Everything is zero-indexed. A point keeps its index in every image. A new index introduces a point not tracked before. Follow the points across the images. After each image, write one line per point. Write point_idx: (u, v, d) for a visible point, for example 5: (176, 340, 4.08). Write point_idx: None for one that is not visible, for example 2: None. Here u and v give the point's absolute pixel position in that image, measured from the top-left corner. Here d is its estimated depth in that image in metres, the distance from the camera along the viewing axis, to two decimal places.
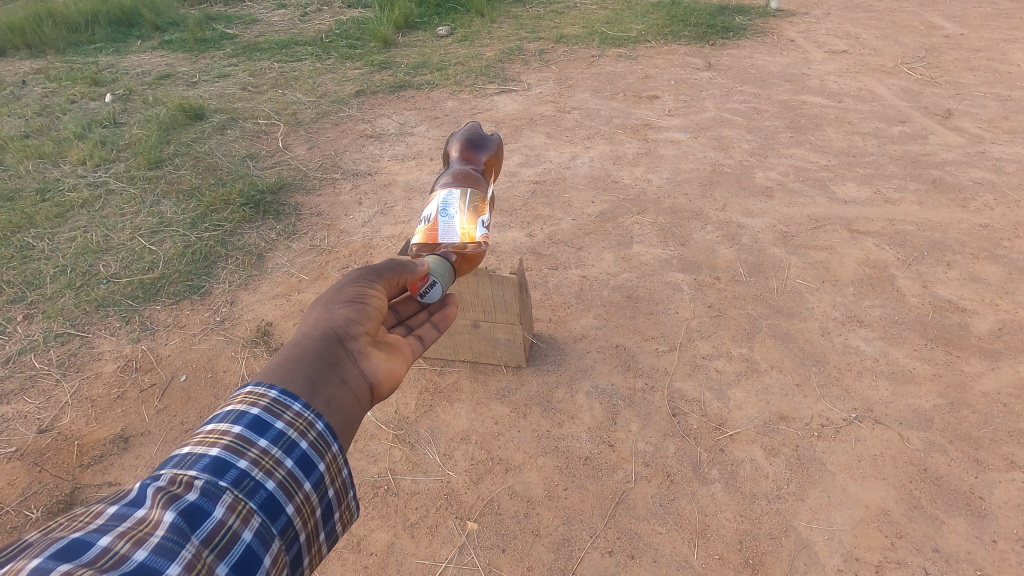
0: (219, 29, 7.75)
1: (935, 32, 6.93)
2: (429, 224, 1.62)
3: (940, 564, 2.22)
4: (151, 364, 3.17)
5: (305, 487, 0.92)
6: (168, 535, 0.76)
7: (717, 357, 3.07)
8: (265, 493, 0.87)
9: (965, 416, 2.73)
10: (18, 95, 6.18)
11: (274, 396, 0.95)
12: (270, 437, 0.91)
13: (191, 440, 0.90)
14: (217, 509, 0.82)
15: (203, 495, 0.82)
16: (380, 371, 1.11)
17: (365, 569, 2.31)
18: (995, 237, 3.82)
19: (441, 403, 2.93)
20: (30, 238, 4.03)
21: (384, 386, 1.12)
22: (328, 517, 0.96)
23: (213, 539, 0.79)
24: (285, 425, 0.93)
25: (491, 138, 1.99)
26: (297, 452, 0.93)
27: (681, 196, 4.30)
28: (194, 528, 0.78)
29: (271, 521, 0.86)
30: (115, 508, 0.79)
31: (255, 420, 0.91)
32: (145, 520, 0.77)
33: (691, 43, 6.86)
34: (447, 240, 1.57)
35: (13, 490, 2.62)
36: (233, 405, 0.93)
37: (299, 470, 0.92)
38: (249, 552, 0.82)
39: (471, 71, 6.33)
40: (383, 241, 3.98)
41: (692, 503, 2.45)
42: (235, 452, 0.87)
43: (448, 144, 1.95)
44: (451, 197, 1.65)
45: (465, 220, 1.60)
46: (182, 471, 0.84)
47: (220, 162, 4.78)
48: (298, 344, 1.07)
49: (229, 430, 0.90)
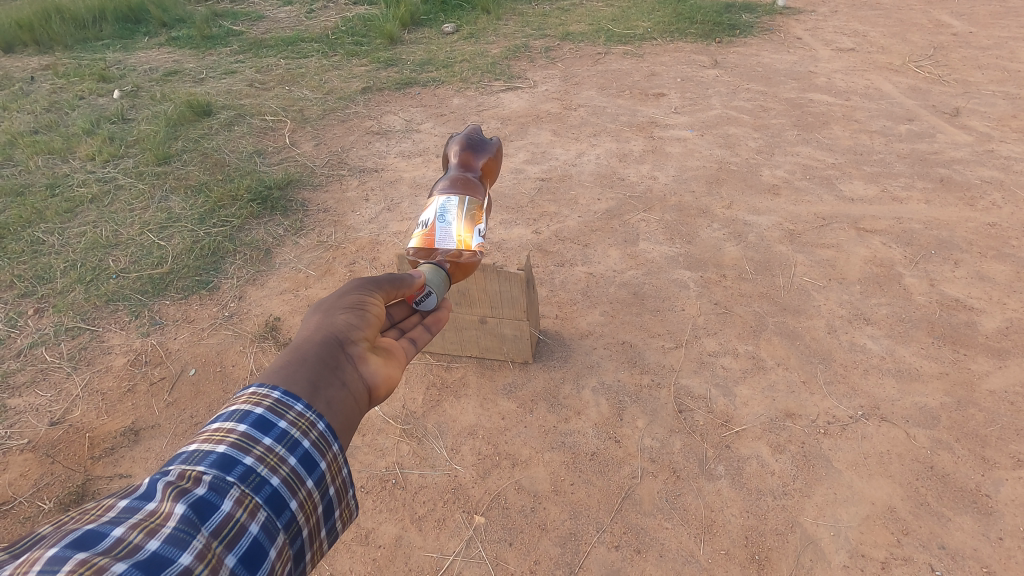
0: (226, 25, 7.77)
1: (943, 30, 6.90)
2: (426, 228, 1.52)
3: (947, 562, 2.23)
4: (160, 358, 3.19)
5: (308, 484, 0.86)
6: (180, 525, 0.71)
7: (723, 354, 3.08)
8: (270, 489, 0.81)
9: (972, 415, 2.74)
10: (27, 91, 6.22)
11: (277, 397, 0.88)
12: (275, 434, 0.84)
13: (195, 439, 0.83)
14: (225, 502, 0.76)
15: (212, 490, 0.76)
16: (379, 374, 1.04)
17: (374, 562, 2.33)
18: (1004, 236, 3.81)
19: (448, 398, 2.94)
20: (41, 233, 4.06)
21: (383, 390, 1.05)
22: (328, 514, 0.90)
23: (222, 530, 0.74)
24: (289, 424, 0.87)
25: (492, 143, 1.88)
26: (301, 448, 0.86)
27: (687, 194, 4.31)
28: (203, 520, 0.73)
29: (275, 516, 0.80)
30: (126, 501, 0.73)
31: (260, 418, 0.85)
32: (157, 512, 0.71)
33: (697, 41, 6.86)
34: (444, 246, 1.48)
35: (25, 482, 2.65)
36: (237, 405, 0.86)
37: (303, 467, 0.85)
38: (256, 545, 0.76)
39: (477, 69, 6.34)
40: (390, 237, 3.99)
41: (698, 498, 2.46)
42: (241, 449, 0.81)
43: (448, 146, 1.83)
44: (450, 203, 1.55)
45: (462, 227, 1.51)
46: (189, 466, 0.78)
47: (228, 159, 4.81)
48: (297, 348, 0.99)
49: (234, 428, 0.83)
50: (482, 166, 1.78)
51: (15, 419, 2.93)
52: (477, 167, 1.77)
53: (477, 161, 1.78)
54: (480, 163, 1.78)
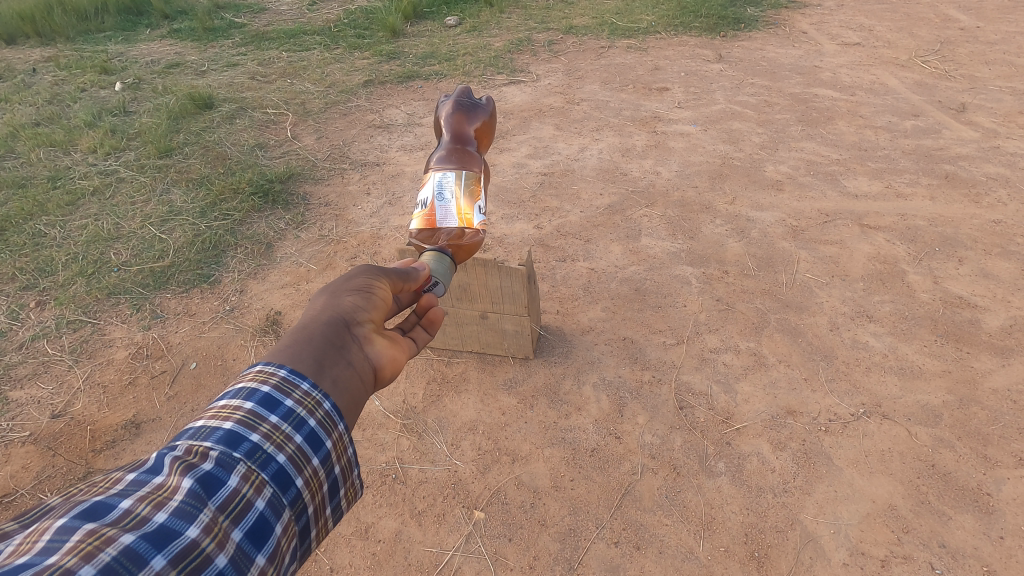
0: (228, 17, 7.76)
1: (950, 24, 6.86)
2: (426, 208, 1.49)
3: (947, 560, 2.22)
4: (161, 351, 3.20)
5: (314, 462, 0.83)
6: (187, 498, 0.69)
7: (725, 350, 3.07)
8: (277, 466, 0.78)
9: (975, 413, 2.73)
10: (29, 83, 6.21)
11: (284, 375, 0.85)
12: (282, 412, 0.81)
13: (202, 414, 0.81)
14: (232, 477, 0.74)
15: (219, 465, 0.74)
16: (385, 356, 0.99)
17: (373, 556, 2.33)
18: (1008, 234, 3.79)
19: (448, 393, 2.94)
20: (42, 226, 4.05)
21: (389, 372, 0.99)
22: (333, 493, 0.87)
23: (228, 505, 0.72)
24: (295, 402, 0.83)
25: (485, 103, 1.83)
26: (307, 427, 0.83)
27: (690, 189, 4.29)
28: (210, 494, 0.71)
29: (281, 492, 0.78)
30: (134, 474, 0.72)
31: (267, 396, 0.82)
32: (165, 485, 0.70)
33: (702, 35, 6.82)
34: (446, 226, 1.45)
35: (26, 473, 2.66)
36: (243, 382, 0.83)
37: (309, 445, 0.82)
38: (262, 521, 0.74)
39: (480, 62, 6.29)
40: (392, 231, 3.99)
41: (698, 495, 2.45)
42: (248, 426, 0.78)
43: (438, 110, 1.80)
44: (446, 178, 1.53)
45: (463, 205, 1.49)
46: (196, 441, 0.76)
47: (230, 152, 4.79)
48: (303, 326, 0.94)
49: (241, 405, 0.80)
50: (475, 132, 1.75)
51: (17, 412, 2.94)
52: (471, 134, 1.74)
53: (470, 127, 1.74)
54: (472, 129, 1.75)
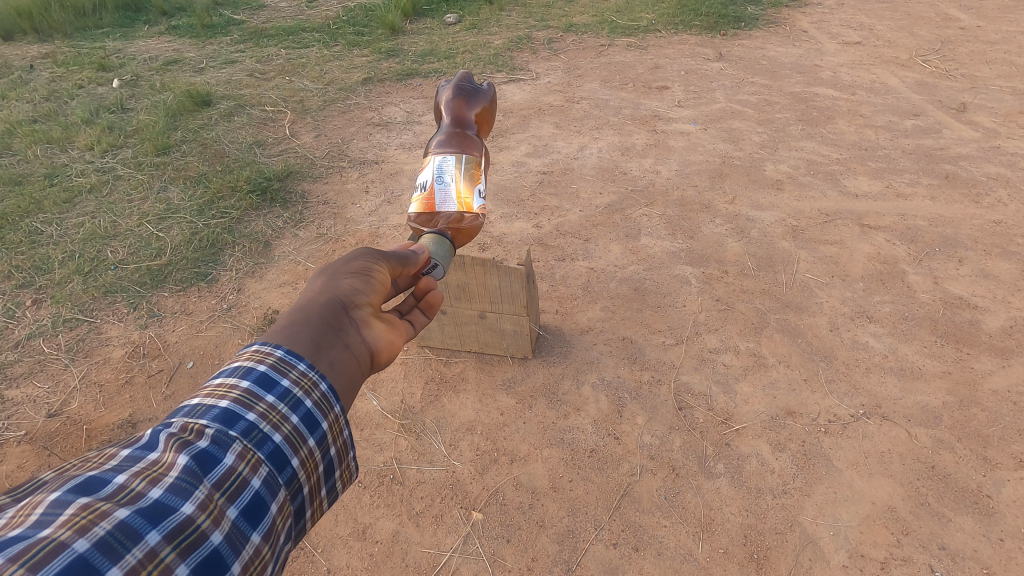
0: (226, 15, 7.74)
1: (951, 23, 6.84)
2: (425, 192, 1.47)
3: (947, 562, 2.21)
4: (158, 350, 3.18)
5: (310, 443, 0.81)
6: (183, 475, 0.68)
7: (724, 351, 3.06)
8: (273, 446, 0.76)
9: (974, 415, 2.72)
10: (26, 80, 6.19)
11: (280, 355, 0.83)
12: (278, 392, 0.80)
13: (197, 393, 0.79)
14: (227, 456, 0.72)
15: (215, 443, 0.72)
16: (382, 339, 0.97)
17: (371, 557, 2.32)
18: (1009, 234, 3.77)
19: (446, 393, 2.93)
20: (39, 224, 4.03)
21: (385, 356, 0.97)
22: (329, 474, 0.85)
23: (224, 482, 0.70)
24: (292, 382, 0.81)
25: (485, 89, 1.80)
26: (304, 407, 0.81)
27: (690, 188, 4.28)
28: (206, 471, 0.70)
29: (277, 472, 0.76)
30: (128, 450, 0.70)
31: (263, 374, 0.80)
32: (160, 462, 0.68)
33: (702, 33, 6.80)
34: (445, 210, 1.43)
35: (22, 473, 2.65)
36: (239, 361, 0.81)
37: (305, 426, 0.81)
38: (258, 499, 0.73)
39: (479, 60, 6.26)
40: (390, 230, 3.97)
41: (697, 496, 2.44)
42: (244, 405, 0.77)
43: (439, 96, 1.78)
44: (446, 162, 1.51)
45: (462, 188, 1.47)
46: (192, 419, 0.74)
47: (227, 150, 4.77)
48: (300, 307, 0.92)
49: (237, 384, 0.79)
50: (476, 118, 1.73)
51: (13, 411, 2.93)
52: (471, 119, 1.72)
53: (470, 113, 1.72)
54: (473, 114, 1.73)
